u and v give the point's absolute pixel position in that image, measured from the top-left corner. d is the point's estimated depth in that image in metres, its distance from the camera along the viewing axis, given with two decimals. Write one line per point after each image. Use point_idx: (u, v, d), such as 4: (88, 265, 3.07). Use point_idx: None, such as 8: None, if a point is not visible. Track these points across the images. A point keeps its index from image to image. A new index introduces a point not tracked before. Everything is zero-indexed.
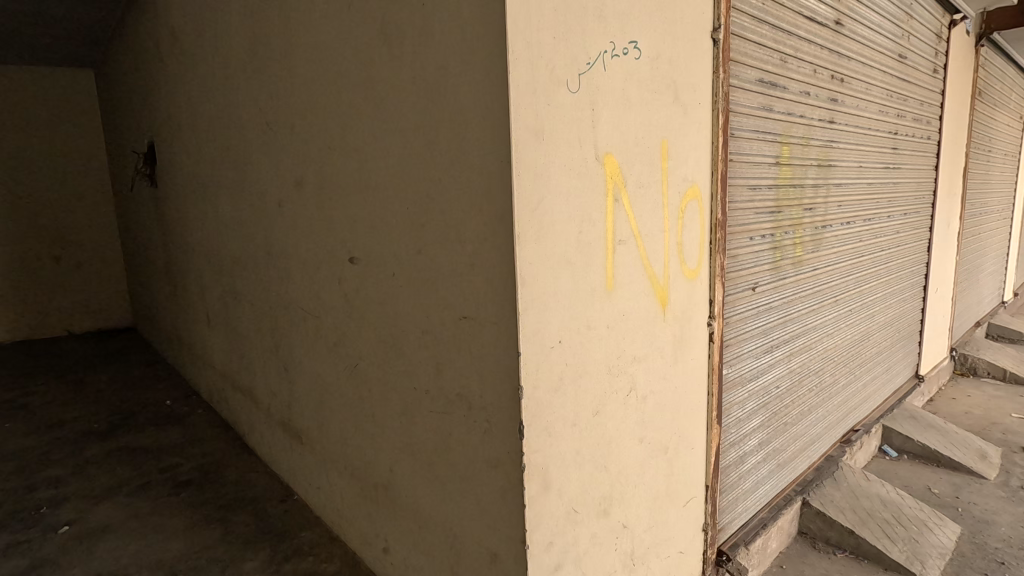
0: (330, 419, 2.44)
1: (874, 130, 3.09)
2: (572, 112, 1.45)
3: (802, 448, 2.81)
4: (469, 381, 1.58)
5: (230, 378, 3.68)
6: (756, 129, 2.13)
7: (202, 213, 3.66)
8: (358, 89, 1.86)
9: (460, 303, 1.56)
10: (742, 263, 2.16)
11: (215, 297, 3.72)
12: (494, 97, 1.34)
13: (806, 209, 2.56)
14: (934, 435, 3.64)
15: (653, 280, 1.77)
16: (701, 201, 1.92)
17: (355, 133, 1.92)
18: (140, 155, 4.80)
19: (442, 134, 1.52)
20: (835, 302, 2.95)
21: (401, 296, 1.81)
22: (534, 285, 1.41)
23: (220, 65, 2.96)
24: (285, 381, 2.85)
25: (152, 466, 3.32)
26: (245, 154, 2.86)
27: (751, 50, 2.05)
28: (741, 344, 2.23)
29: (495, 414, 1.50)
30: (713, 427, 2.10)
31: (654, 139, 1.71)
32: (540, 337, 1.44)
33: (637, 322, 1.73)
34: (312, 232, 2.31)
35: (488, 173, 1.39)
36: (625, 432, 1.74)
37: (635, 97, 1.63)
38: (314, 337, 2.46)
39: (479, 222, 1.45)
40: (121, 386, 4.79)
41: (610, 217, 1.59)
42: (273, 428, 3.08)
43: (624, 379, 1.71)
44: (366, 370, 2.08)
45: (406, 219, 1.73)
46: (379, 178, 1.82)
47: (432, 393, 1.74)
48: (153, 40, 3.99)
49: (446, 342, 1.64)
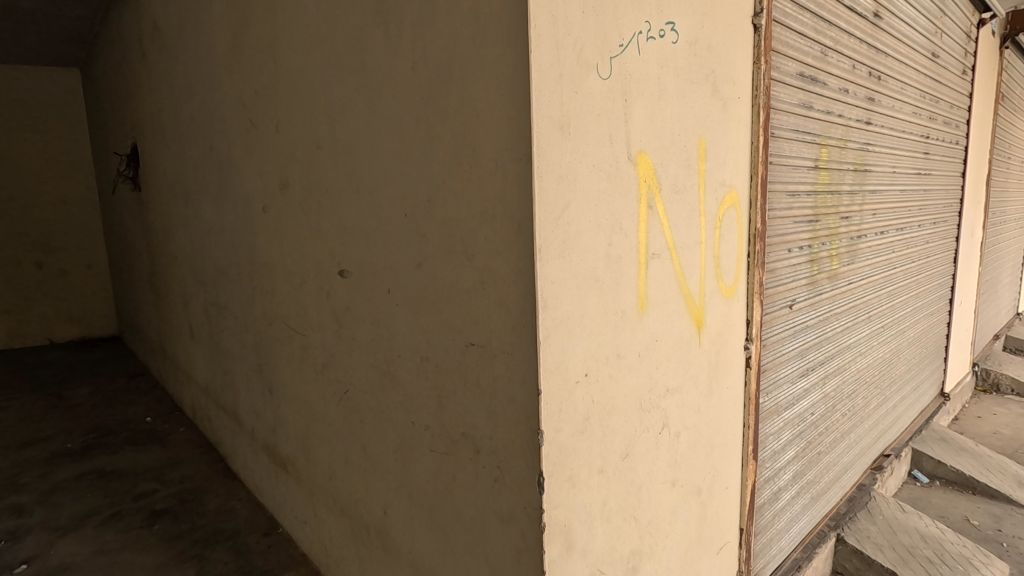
0: (319, 450, 2.19)
1: (908, 133, 2.88)
2: (602, 102, 1.22)
3: (835, 478, 2.58)
4: (476, 419, 1.34)
5: (213, 396, 3.42)
6: (795, 129, 1.91)
7: (185, 219, 3.42)
8: (351, 79, 1.63)
9: (467, 329, 1.32)
10: (780, 278, 1.94)
11: (198, 308, 3.47)
12: (511, 83, 1.11)
13: (842, 218, 2.33)
14: (967, 459, 3.42)
15: (688, 299, 1.54)
16: (738, 208, 1.69)
17: (346, 129, 1.69)
18: (124, 157, 4.55)
19: (447, 128, 1.29)
20: (868, 319, 2.72)
21: (398, 316, 1.57)
22: (557, 308, 1.17)
23: (203, 59, 2.73)
24: (270, 404, 2.59)
25: (126, 493, 3.06)
26: (228, 155, 2.62)
27: (792, 40, 1.83)
28: (778, 369, 2.00)
29: (509, 461, 1.26)
30: (749, 464, 1.86)
31: (690, 137, 1.48)
32: (564, 370, 1.20)
33: (670, 348, 1.50)
34: (299, 240, 2.07)
35: (502, 173, 1.16)
36: (656, 476, 1.50)
37: (672, 87, 1.40)
38: (300, 359, 2.22)
39: (492, 233, 1.21)
40: (100, 400, 4.52)
41: (643, 226, 1.36)
42: (257, 453, 2.83)
43: (656, 415, 1.48)
44: (358, 398, 1.84)
45: (403, 227, 1.49)
46: (374, 183, 1.59)
47: (432, 430, 1.50)
48: (137, 36, 3.76)
49: (449, 371, 1.40)
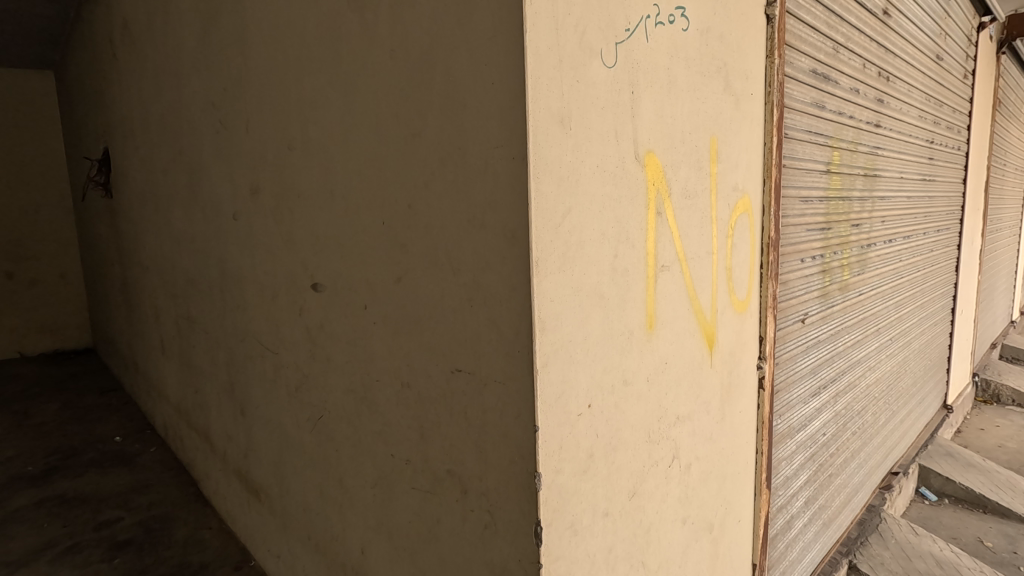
0: (292, 479, 2.00)
1: (914, 137, 2.78)
2: (606, 94, 1.07)
3: (846, 501, 2.43)
4: (464, 456, 1.17)
5: (185, 415, 3.21)
6: (808, 130, 1.78)
7: (156, 226, 3.21)
8: (324, 73, 1.46)
9: (452, 353, 1.16)
10: (794, 290, 1.80)
11: (169, 321, 3.27)
12: (504, 68, 0.95)
13: (853, 226, 2.21)
14: (976, 475, 3.31)
15: (700, 316, 1.38)
16: (751, 215, 1.54)
17: (319, 128, 1.52)
18: (95, 162, 4.34)
19: (430, 124, 1.13)
20: (877, 331, 2.60)
21: (375, 335, 1.40)
22: (557, 331, 1.01)
23: (171, 56, 2.55)
24: (241, 427, 2.40)
25: (87, 522, 2.84)
26: (198, 159, 2.45)
27: (804, 34, 1.70)
28: (791, 388, 1.86)
29: (501, 506, 1.09)
30: (763, 493, 1.70)
31: (702, 135, 1.34)
32: (564, 402, 1.04)
33: (681, 371, 1.34)
34: (271, 250, 1.89)
35: (493, 174, 1.00)
36: (666, 515, 1.34)
37: (682, 80, 1.26)
38: (273, 380, 2.04)
39: (481, 243, 1.05)
40: (68, 417, 4.28)
41: (652, 235, 1.21)
42: (229, 478, 2.63)
43: (666, 446, 1.32)
44: (333, 425, 1.66)
45: (381, 236, 1.32)
46: (349, 187, 1.42)
47: (414, 465, 1.33)
48: (107, 35, 3.57)
49: (433, 400, 1.23)
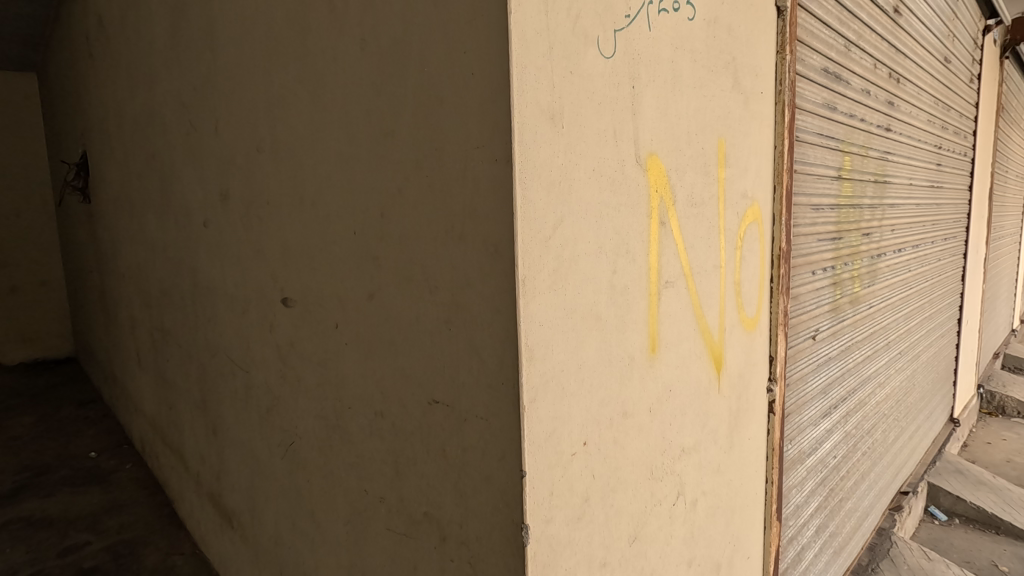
0: (263, 509, 1.84)
1: (923, 143, 2.66)
2: (604, 87, 0.94)
3: (856, 526, 2.29)
4: (442, 498, 1.03)
5: (160, 432, 3.05)
6: (819, 133, 1.66)
7: (131, 233, 3.06)
8: (293, 68, 1.33)
9: (429, 381, 1.02)
10: (805, 305, 1.67)
11: (144, 333, 3.11)
12: (485, 57, 0.82)
13: (864, 235, 2.08)
14: (987, 494, 3.19)
15: (707, 336, 1.25)
16: (761, 224, 1.42)
17: (289, 128, 1.39)
18: (73, 166, 4.18)
19: (404, 121, 1.00)
20: (887, 346, 2.47)
21: (347, 357, 1.26)
22: (549, 360, 0.88)
23: (143, 54, 2.41)
24: (214, 448, 2.25)
25: (52, 547, 2.68)
26: (169, 162, 2.30)
27: (816, 30, 1.58)
28: (802, 410, 1.72)
29: (483, 560, 0.95)
30: (773, 526, 1.57)
31: (710, 137, 1.21)
32: (556, 442, 0.90)
33: (686, 399, 1.21)
34: (241, 261, 1.75)
35: (474, 179, 0.87)
36: (671, 559, 1.20)
37: (689, 75, 1.13)
38: (244, 401, 1.89)
39: (460, 258, 0.91)
40: (43, 431, 4.10)
41: (655, 249, 1.08)
42: (202, 500, 2.47)
43: (670, 482, 1.18)
44: (305, 453, 1.52)
45: (352, 247, 1.18)
46: (319, 193, 1.29)
47: (389, 504, 1.19)
48: (83, 34, 3.42)
49: (409, 434, 1.09)
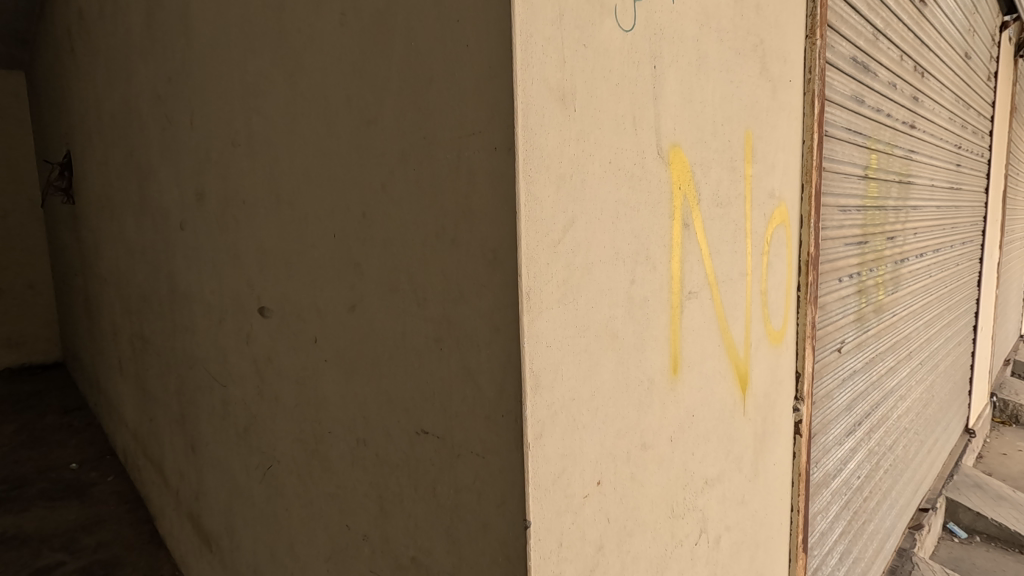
0: (242, 535, 1.70)
1: (944, 142, 2.53)
2: (622, 66, 0.80)
3: (879, 548, 2.15)
4: (431, 543, 0.89)
5: (141, 444, 2.90)
6: (847, 128, 1.53)
7: (112, 237, 2.91)
8: (269, 51, 1.19)
9: (417, 408, 0.88)
10: (832, 315, 1.53)
11: (125, 340, 2.95)
12: (481, 24, 0.68)
13: (888, 239, 1.95)
14: (1008, 510, 3.06)
15: (732, 353, 1.11)
16: (789, 227, 1.28)
17: (264, 119, 1.25)
18: (56, 166, 4.02)
19: (388, 104, 0.86)
20: (908, 356, 2.34)
21: (327, 375, 1.12)
22: (557, 387, 0.74)
23: (122, 47, 2.26)
24: (192, 465, 2.10)
25: (23, 568, 2.53)
26: (147, 161, 2.15)
27: (845, 15, 1.45)
28: (827, 430, 1.59)
29: None
30: (799, 558, 1.43)
31: (736, 129, 1.07)
32: (565, 484, 0.76)
33: (710, 424, 1.07)
34: (217, 265, 1.61)
35: (467, 173, 0.73)
36: None
37: (714, 58, 1.00)
38: (221, 417, 1.74)
39: (452, 266, 0.77)
40: (24, 441, 3.94)
41: (677, 257, 0.94)
42: (181, 519, 2.32)
43: (692, 519, 1.04)
44: (283, 479, 1.37)
45: (332, 251, 1.04)
46: (296, 191, 1.15)
47: (373, 543, 1.04)
48: (65, 29, 3.28)
49: (395, 466, 0.95)
